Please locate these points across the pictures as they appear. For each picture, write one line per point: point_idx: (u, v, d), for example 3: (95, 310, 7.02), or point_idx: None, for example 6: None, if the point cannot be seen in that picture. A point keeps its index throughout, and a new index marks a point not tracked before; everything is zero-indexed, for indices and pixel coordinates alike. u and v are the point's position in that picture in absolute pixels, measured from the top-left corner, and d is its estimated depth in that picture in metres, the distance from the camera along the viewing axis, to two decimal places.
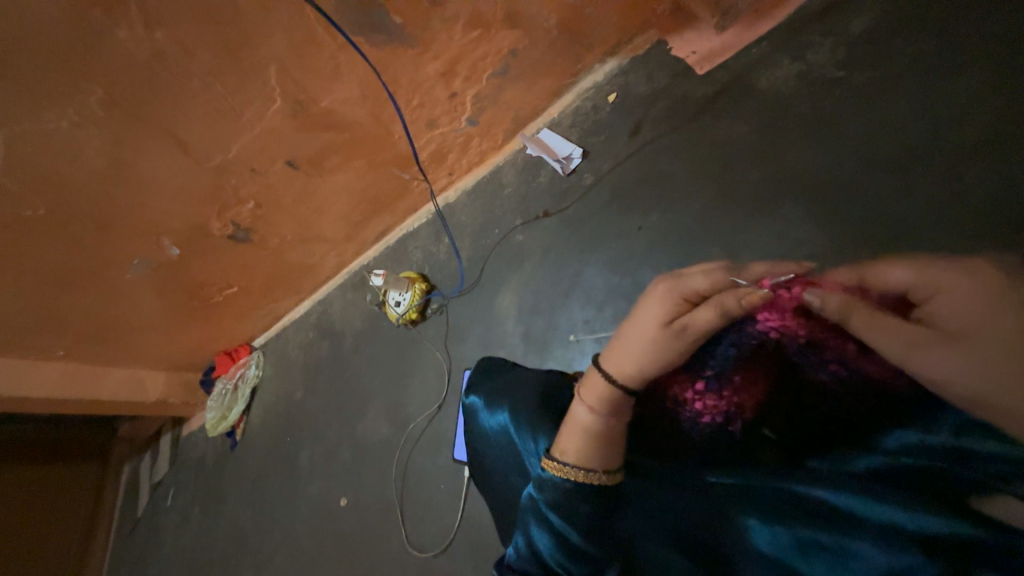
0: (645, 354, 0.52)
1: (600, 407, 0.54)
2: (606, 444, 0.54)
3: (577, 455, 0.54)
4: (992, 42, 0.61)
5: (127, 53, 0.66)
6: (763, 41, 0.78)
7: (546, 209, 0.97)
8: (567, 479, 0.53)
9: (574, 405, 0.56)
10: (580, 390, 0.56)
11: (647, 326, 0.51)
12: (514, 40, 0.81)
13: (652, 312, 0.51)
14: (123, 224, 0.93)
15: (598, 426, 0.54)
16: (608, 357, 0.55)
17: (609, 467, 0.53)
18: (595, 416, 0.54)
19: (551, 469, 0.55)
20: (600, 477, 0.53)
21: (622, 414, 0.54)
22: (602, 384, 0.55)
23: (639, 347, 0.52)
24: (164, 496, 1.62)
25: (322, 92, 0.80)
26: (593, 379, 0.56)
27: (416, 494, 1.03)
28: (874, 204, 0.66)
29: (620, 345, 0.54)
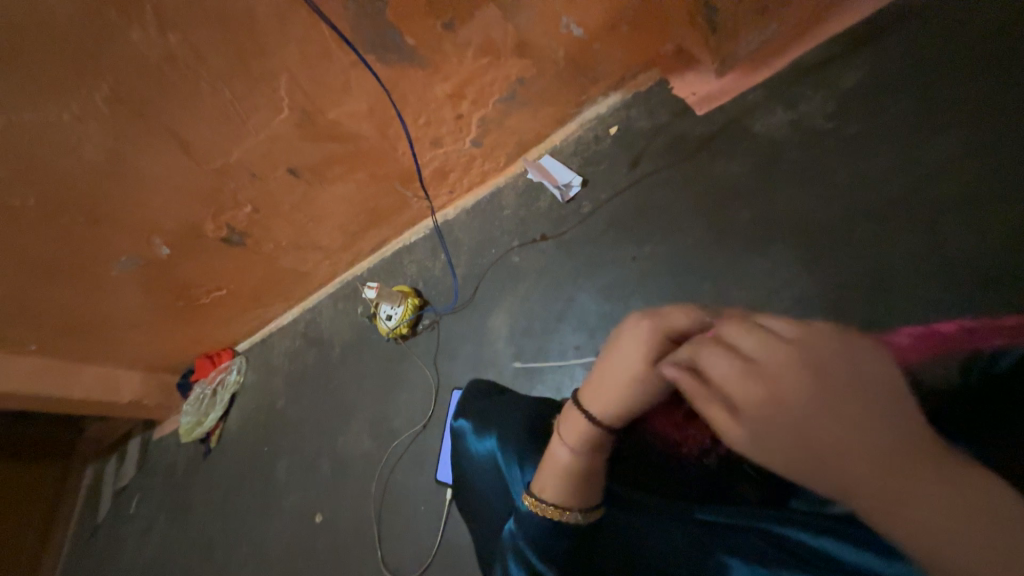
0: (628, 393, 0.48)
1: (580, 447, 0.52)
2: (585, 483, 0.52)
3: (555, 493, 0.53)
4: (973, 106, 0.65)
5: (138, 54, 0.67)
6: (760, 88, 0.81)
7: (544, 233, 0.98)
8: (548, 519, 0.52)
9: (553, 442, 0.54)
10: (561, 427, 0.54)
11: (630, 367, 0.47)
12: (523, 69, 0.84)
13: (635, 353, 0.47)
14: (116, 220, 0.91)
15: (577, 465, 0.52)
16: (590, 392, 0.52)
17: (590, 504, 0.52)
18: (573, 456, 0.52)
19: (530, 506, 0.54)
20: (580, 516, 0.52)
21: (603, 449, 0.52)
22: (581, 421, 0.52)
23: (621, 385, 0.49)
24: (128, 502, 1.55)
25: (330, 105, 0.82)
26: (573, 418, 0.53)
27: (395, 513, 1.01)
28: (861, 251, 0.68)
29: (601, 380, 0.50)
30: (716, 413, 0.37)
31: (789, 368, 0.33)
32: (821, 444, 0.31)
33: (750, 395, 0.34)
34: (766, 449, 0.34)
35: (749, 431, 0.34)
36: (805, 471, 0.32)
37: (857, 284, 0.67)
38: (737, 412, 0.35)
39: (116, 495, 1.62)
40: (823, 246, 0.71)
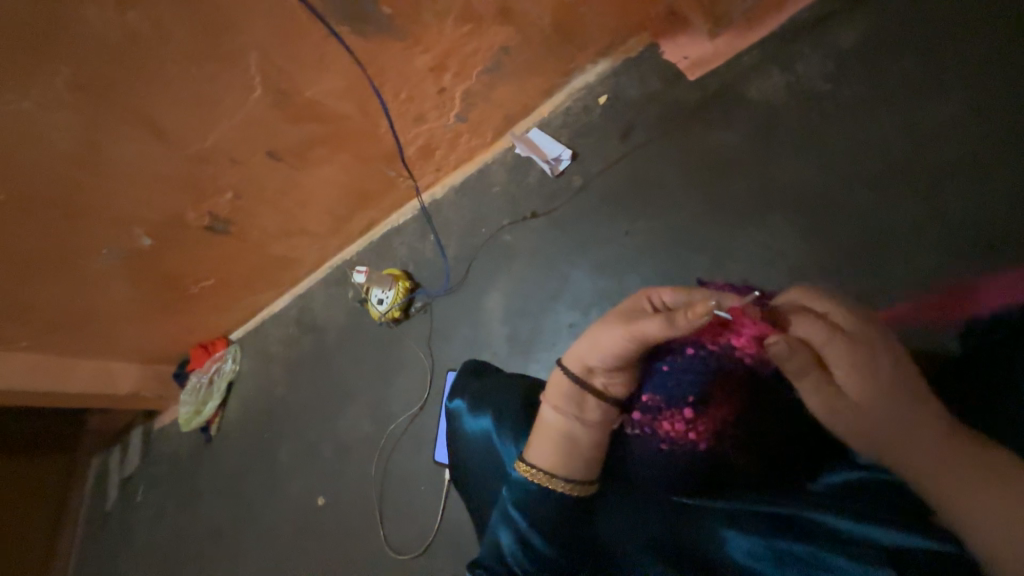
0: (590, 339, 0.52)
1: (565, 409, 0.53)
2: (566, 446, 0.52)
3: (541, 456, 0.53)
4: (973, 64, 0.63)
5: (97, 34, 0.63)
6: (755, 49, 0.78)
7: (535, 210, 0.96)
8: (532, 481, 0.52)
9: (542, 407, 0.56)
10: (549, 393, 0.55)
11: (605, 322, 0.51)
12: (506, 37, 0.79)
13: (615, 312, 0.52)
14: (93, 212, 0.88)
15: (562, 428, 0.53)
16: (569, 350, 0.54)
17: (571, 476, 0.52)
18: (560, 418, 0.53)
19: (519, 470, 0.54)
20: (563, 486, 0.51)
21: (585, 413, 0.52)
22: (562, 379, 0.54)
23: (589, 334, 0.52)
24: (135, 491, 1.57)
25: (306, 82, 0.78)
26: (557, 379, 0.55)
27: (396, 495, 1.02)
28: (858, 219, 0.67)
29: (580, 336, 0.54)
30: (829, 405, 0.44)
31: (877, 361, 0.43)
32: (915, 419, 0.42)
33: (858, 388, 0.43)
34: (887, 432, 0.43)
35: (863, 414, 0.44)
36: (906, 446, 0.43)
37: (853, 252, 0.67)
38: (855, 399, 0.44)
39: (123, 484, 1.64)
40: (820, 214, 0.70)
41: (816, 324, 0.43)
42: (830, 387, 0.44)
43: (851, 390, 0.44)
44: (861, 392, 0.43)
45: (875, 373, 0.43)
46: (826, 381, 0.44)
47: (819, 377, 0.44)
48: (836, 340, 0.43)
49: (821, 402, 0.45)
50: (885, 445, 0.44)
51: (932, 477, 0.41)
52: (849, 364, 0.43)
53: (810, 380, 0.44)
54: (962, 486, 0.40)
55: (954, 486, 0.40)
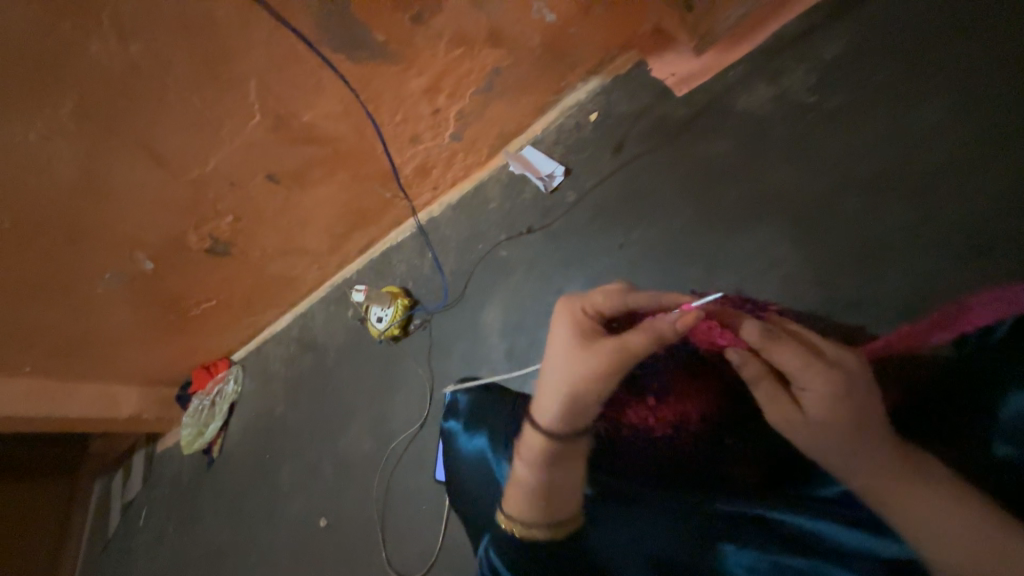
0: (571, 384, 0.50)
1: (535, 462, 0.52)
2: (541, 500, 0.52)
3: (520, 511, 0.53)
4: (955, 73, 0.64)
5: (100, 67, 0.65)
6: (740, 64, 0.79)
7: (530, 225, 0.97)
8: (512, 532, 0.53)
9: (514, 461, 0.55)
10: (519, 445, 0.55)
11: (565, 344, 0.52)
12: (498, 58, 0.81)
13: (566, 330, 0.53)
14: (96, 237, 0.90)
15: (536, 483, 0.52)
16: (537, 403, 0.53)
17: (557, 521, 0.52)
18: (529, 471, 0.52)
19: (501, 520, 0.55)
20: (547, 533, 0.52)
21: (556, 467, 0.52)
22: (532, 433, 0.53)
23: (563, 380, 0.51)
24: (137, 516, 1.56)
25: (304, 107, 0.80)
26: (527, 433, 0.53)
27: (397, 515, 1.02)
28: (848, 227, 0.68)
29: (544, 385, 0.52)
30: (788, 419, 0.47)
31: (851, 393, 0.45)
32: (870, 439, 0.44)
33: (826, 413, 0.45)
34: (836, 443, 0.45)
35: (832, 437, 0.45)
36: (859, 466, 0.44)
37: (845, 259, 0.67)
38: (807, 415, 0.46)
39: (124, 508, 1.63)
40: (809, 223, 0.70)
41: (793, 350, 0.46)
42: (788, 398, 0.47)
43: (813, 411, 0.46)
44: (824, 413, 0.45)
45: (844, 398, 0.45)
46: (786, 396, 0.48)
47: (778, 389, 0.48)
48: (816, 365, 0.46)
49: (779, 415, 0.48)
50: (844, 465, 0.45)
51: (887, 490, 0.43)
52: (822, 394, 0.45)
53: (766, 387, 0.48)
54: (912, 496, 0.42)
55: (907, 492, 0.42)
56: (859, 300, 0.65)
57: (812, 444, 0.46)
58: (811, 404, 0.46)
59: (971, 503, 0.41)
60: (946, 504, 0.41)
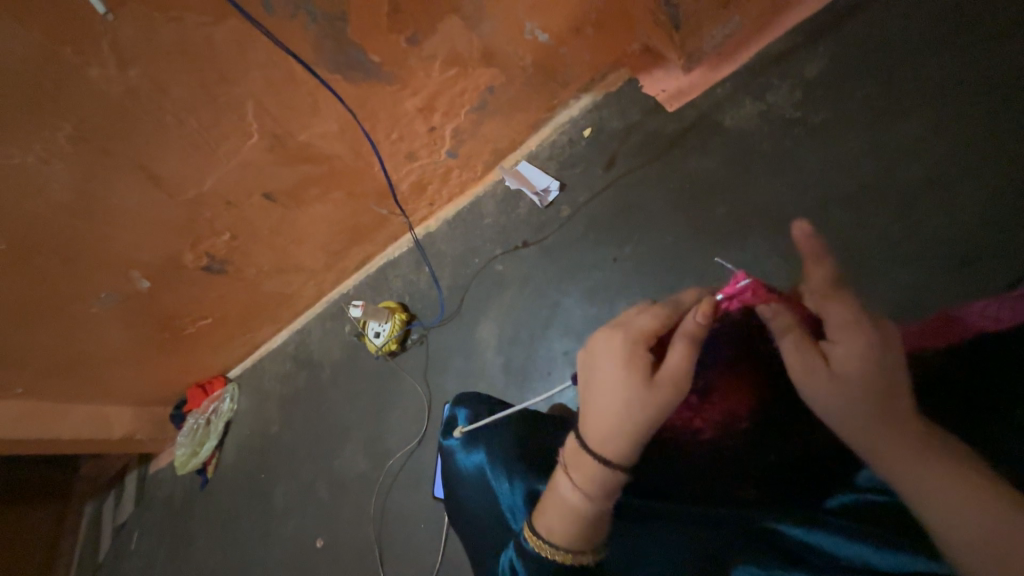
0: (648, 421, 0.48)
1: (600, 494, 0.48)
2: (592, 527, 0.49)
3: (566, 539, 0.49)
4: (935, 87, 0.66)
5: (99, 91, 0.66)
6: (728, 81, 0.81)
7: (526, 239, 0.98)
8: (549, 558, 0.50)
9: (566, 491, 0.50)
10: (574, 474, 0.50)
11: (618, 366, 0.50)
12: (491, 78, 0.83)
13: (617, 354, 0.50)
14: (91, 258, 0.90)
15: (589, 512, 0.49)
16: (607, 446, 0.49)
17: (603, 541, 0.50)
18: (591, 502, 0.48)
19: (532, 542, 0.51)
20: (591, 556, 0.50)
21: (612, 496, 0.49)
22: (605, 475, 0.48)
23: (639, 418, 0.48)
24: (128, 540, 1.53)
25: (301, 127, 0.81)
26: (582, 458, 0.50)
27: (395, 534, 1.00)
28: (836, 239, 0.69)
29: (613, 426, 0.48)
30: (809, 371, 0.44)
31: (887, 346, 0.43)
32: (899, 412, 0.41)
33: (855, 369, 0.42)
34: (850, 401, 0.42)
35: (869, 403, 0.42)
36: (885, 446, 0.41)
37: (835, 269, 0.68)
38: (832, 370, 0.43)
39: (116, 531, 1.59)
40: (799, 235, 0.71)
41: (841, 304, 0.44)
42: (813, 351, 0.45)
43: (837, 366, 0.43)
44: (848, 365, 0.43)
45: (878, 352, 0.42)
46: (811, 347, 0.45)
47: (801, 339, 0.45)
48: (854, 322, 0.43)
49: (799, 367, 0.45)
50: (873, 452, 0.42)
51: (906, 476, 0.40)
52: (856, 350, 0.43)
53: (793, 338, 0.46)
54: (938, 482, 0.39)
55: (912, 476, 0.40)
56: None
57: (826, 404, 0.44)
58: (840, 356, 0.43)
59: (983, 496, 0.38)
60: (962, 495, 0.38)
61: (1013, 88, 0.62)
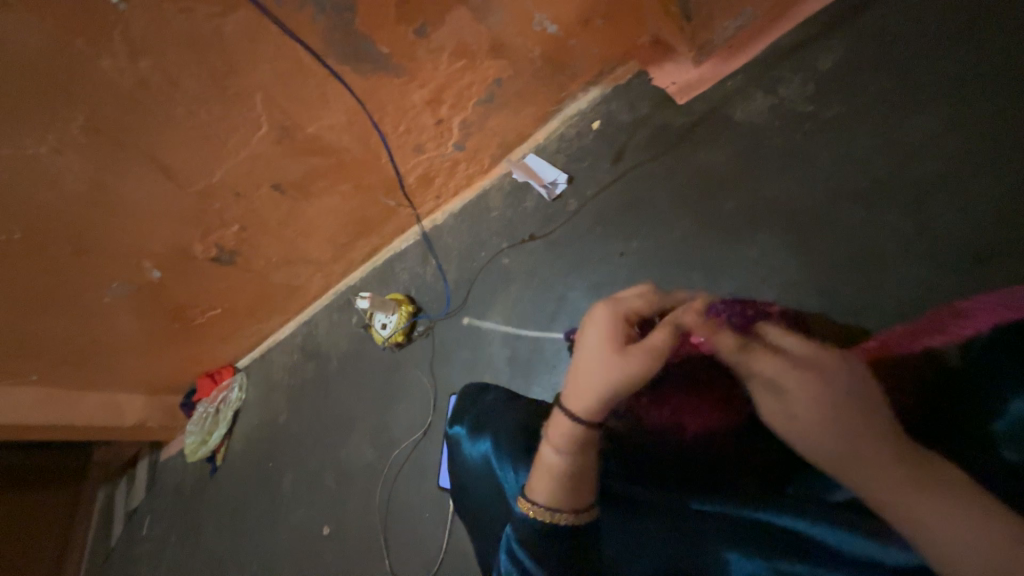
0: (612, 381, 0.52)
1: (568, 445, 0.53)
2: (573, 484, 0.53)
3: (546, 495, 0.53)
4: (950, 81, 0.65)
5: (111, 82, 0.67)
6: (739, 74, 0.80)
7: (532, 232, 0.98)
8: (536, 518, 0.53)
9: (543, 446, 0.56)
10: (549, 429, 0.56)
11: (600, 339, 0.55)
12: (499, 70, 0.83)
13: (602, 330, 0.55)
14: (104, 248, 0.92)
15: (566, 468, 0.53)
16: (572, 398, 0.54)
17: (581, 504, 0.53)
18: (563, 456, 0.53)
19: (523, 507, 0.54)
20: (568, 517, 0.52)
21: (589, 450, 0.54)
22: (568, 424, 0.54)
23: (603, 376, 0.53)
24: (140, 524, 1.56)
25: (309, 119, 0.81)
26: (558, 419, 0.55)
27: (400, 523, 1.02)
28: (845, 235, 0.68)
29: (580, 381, 0.54)
30: (775, 415, 0.48)
31: (826, 382, 0.45)
32: (872, 437, 0.42)
33: (810, 410, 0.45)
34: (821, 436, 0.44)
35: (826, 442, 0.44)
36: (864, 466, 0.41)
37: (845, 266, 0.67)
38: (790, 413, 0.46)
39: (128, 516, 1.63)
40: (808, 230, 0.71)
41: (765, 356, 0.49)
42: (773, 398, 0.48)
43: (797, 408, 0.46)
44: (810, 411, 0.45)
45: (826, 391, 0.45)
46: (770, 394, 0.48)
47: (766, 383, 0.49)
48: (791, 367, 0.47)
49: (768, 412, 0.49)
50: (859, 478, 0.42)
51: (895, 497, 0.40)
52: (807, 394, 0.45)
53: (758, 382, 0.50)
54: (926, 504, 0.39)
55: (906, 499, 0.39)
56: (857, 306, 0.65)
57: (806, 443, 0.45)
58: (794, 401, 0.46)
59: (978, 513, 0.37)
60: (949, 518, 0.38)
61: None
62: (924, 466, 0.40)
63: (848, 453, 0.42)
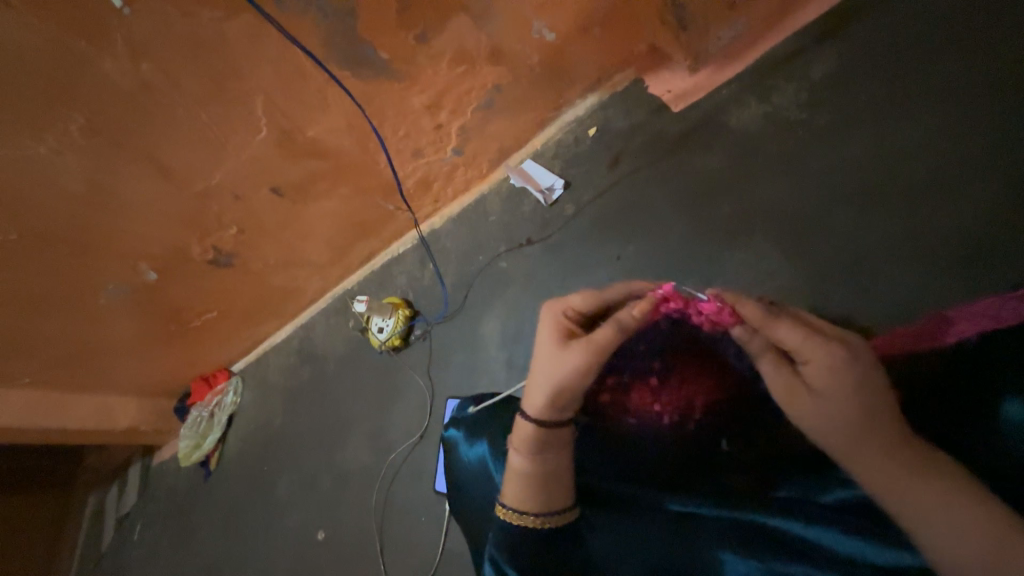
0: (557, 380, 0.53)
1: (528, 450, 0.55)
2: (538, 484, 0.54)
3: (514, 498, 0.55)
4: (937, 91, 0.66)
5: (113, 84, 0.67)
6: (734, 82, 0.82)
7: (530, 237, 0.99)
8: (507, 521, 0.54)
9: (509, 453, 0.57)
10: (513, 436, 0.57)
11: (545, 343, 0.55)
12: (498, 76, 0.84)
13: (548, 331, 0.56)
14: (101, 249, 0.91)
15: (529, 470, 0.54)
16: (526, 398, 0.56)
17: (550, 508, 0.53)
18: (525, 459, 0.55)
19: (498, 512, 0.56)
20: (535, 521, 0.53)
21: (552, 450, 0.54)
22: (523, 425, 0.55)
23: (547, 376, 0.53)
24: (131, 530, 1.54)
25: (309, 122, 0.82)
26: (518, 424, 0.56)
27: (395, 526, 1.01)
28: (838, 240, 0.69)
29: (530, 381, 0.55)
30: (790, 391, 0.46)
31: (855, 362, 0.44)
32: (879, 433, 0.43)
33: (830, 381, 0.44)
34: (841, 407, 0.44)
35: (840, 425, 0.44)
36: (871, 461, 0.43)
37: (838, 271, 0.68)
38: (810, 385, 0.45)
39: (119, 522, 1.61)
40: (801, 235, 0.72)
41: (792, 325, 0.46)
42: (791, 370, 0.47)
43: (815, 380, 0.45)
44: (828, 381, 0.44)
45: (851, 369, 0.44)
46: (785, 363, 0.47)
47: (778, 358, 0.48)
48: (817, 338, 0.45)
49: (781, 388, 0.47)
50: (872, 477, 0.43)
51: (896, 490, 0.41)
52: (828, 364, 0.44)
53: (768, 358, 0.48)
54: (929, 493, 0.40)
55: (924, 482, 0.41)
56: (851, 310, 0.67)
57: (822, 419, 0.44)
58: (810, 372, 0.45)
59: (970, 504, 0.39)
60: (946, 510, 0.40)
61: (1004, 90, 0.63)
62: (926, 458, 0.42)
63: (863, 428, 0.43)
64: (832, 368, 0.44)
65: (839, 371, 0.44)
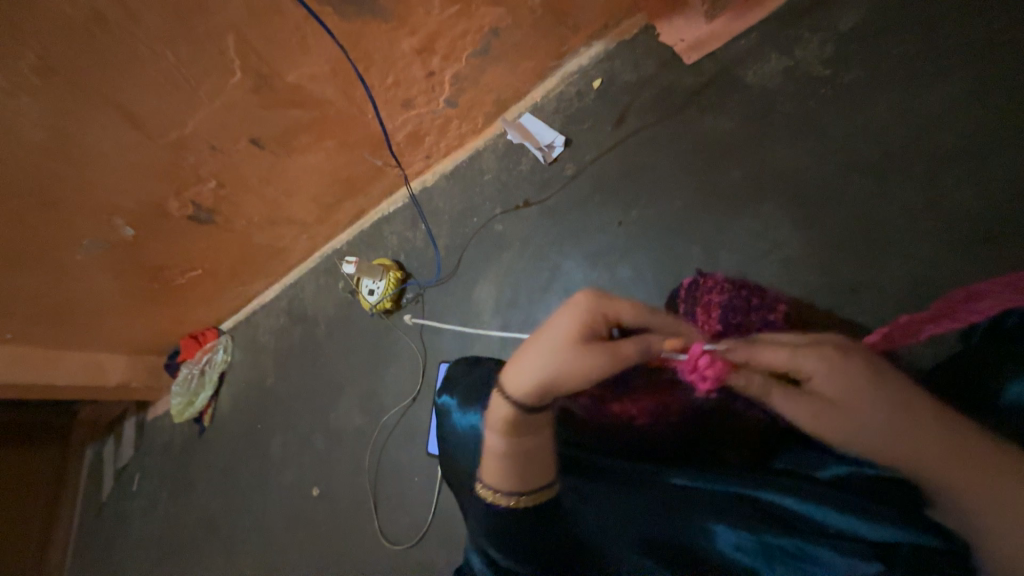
0: (554, 376, 0.49)
1: (505, 431, 0.53)
2: (519, 464, 0.53)
3: (497, 478, 0.54)
4: (973, 48, 0.61)
5: (61, 15, 0.59)
6: (752, 32, 0.75)
7: (527, 198, 0.94)
8: (494, 502, 0.54)
9: (485, 432, 0.56)
10: (488, 416, 0.55)
11: (562, 337, 0.49)
12: (496, 18, 0.76)
13: (568, 324, 0.49)
14: (72, 203, 0.86)
15: (508, 451, 0.53)
16: (511, 377, 0.52)
17: (527, 487, 0.53)
18: (506, 441, 0.54)
19: (480, 493, 0.55)
20: (514, 500, 0.53)
21: (529, 431, 0.54)
22: (506, 408, 0.53)
23: (546, 368, 0.49)
24: (129, 481, 1.58)
25: (288, 66, 0.74)
26: (498, 407, 0.53)
27: (389, 484, 1.03)
28: (852, 210, 0.66)
29: (524, 360, 0.51)
30: (812, 414, 0.45)
31: (846, 357, 0.45)
32: (910, 419, 0.42)
33: (838, 387, 0.44)
34: (863, 408, 0.43)
35: (866, 429, 0.43)
36: (905, 448, 0.42)
37: (849, 243, 0.66)
38: (830, 401, 0.45)
39: (117, 474, 1.64)
40: (813, 205, 0.69)
41: (774, 346, 0.48)
42: (802, 395, 0.46)
43: (826, 390, 0.45)
44: (837, 387, 0.44)
45: (847, 363, 0.45)
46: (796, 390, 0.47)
47: (784, 387, 0.47)
48: (803, 350, 0.46)
49: (805, 415, 0.46)
50: (899, 459, 0.42)
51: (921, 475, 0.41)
52: (826, 369, 0.45)
53: (778, 390, 0.47)
54: (955, 471, 0.40)
55: (938, 467, 0.41)
56: (857, 284, 0.65)
57: (852, 428, 0.44)
58: (817, 385, 0.45)
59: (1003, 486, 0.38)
60: (980, 493, 0.39)
61: None
62: (961, 442, 0.41)
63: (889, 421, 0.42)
64: (833, 368, 0.45)
65: (848, 377, 0.44)
